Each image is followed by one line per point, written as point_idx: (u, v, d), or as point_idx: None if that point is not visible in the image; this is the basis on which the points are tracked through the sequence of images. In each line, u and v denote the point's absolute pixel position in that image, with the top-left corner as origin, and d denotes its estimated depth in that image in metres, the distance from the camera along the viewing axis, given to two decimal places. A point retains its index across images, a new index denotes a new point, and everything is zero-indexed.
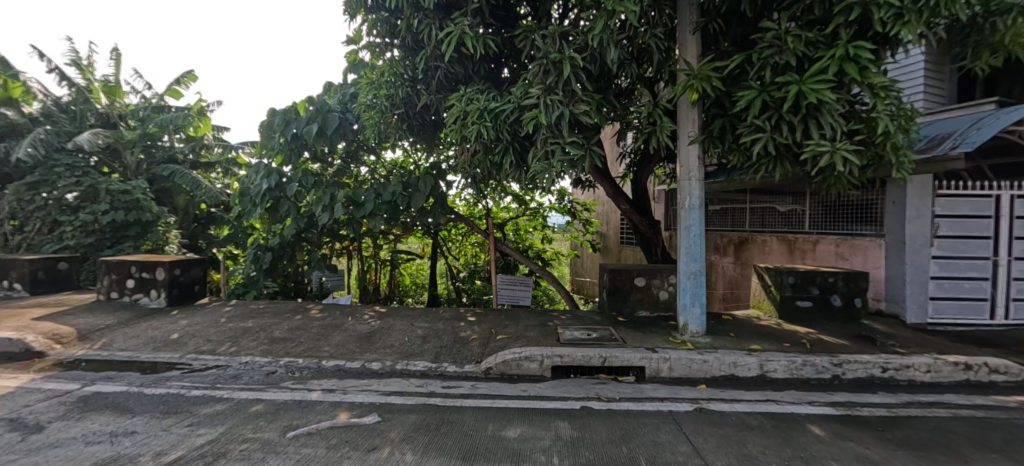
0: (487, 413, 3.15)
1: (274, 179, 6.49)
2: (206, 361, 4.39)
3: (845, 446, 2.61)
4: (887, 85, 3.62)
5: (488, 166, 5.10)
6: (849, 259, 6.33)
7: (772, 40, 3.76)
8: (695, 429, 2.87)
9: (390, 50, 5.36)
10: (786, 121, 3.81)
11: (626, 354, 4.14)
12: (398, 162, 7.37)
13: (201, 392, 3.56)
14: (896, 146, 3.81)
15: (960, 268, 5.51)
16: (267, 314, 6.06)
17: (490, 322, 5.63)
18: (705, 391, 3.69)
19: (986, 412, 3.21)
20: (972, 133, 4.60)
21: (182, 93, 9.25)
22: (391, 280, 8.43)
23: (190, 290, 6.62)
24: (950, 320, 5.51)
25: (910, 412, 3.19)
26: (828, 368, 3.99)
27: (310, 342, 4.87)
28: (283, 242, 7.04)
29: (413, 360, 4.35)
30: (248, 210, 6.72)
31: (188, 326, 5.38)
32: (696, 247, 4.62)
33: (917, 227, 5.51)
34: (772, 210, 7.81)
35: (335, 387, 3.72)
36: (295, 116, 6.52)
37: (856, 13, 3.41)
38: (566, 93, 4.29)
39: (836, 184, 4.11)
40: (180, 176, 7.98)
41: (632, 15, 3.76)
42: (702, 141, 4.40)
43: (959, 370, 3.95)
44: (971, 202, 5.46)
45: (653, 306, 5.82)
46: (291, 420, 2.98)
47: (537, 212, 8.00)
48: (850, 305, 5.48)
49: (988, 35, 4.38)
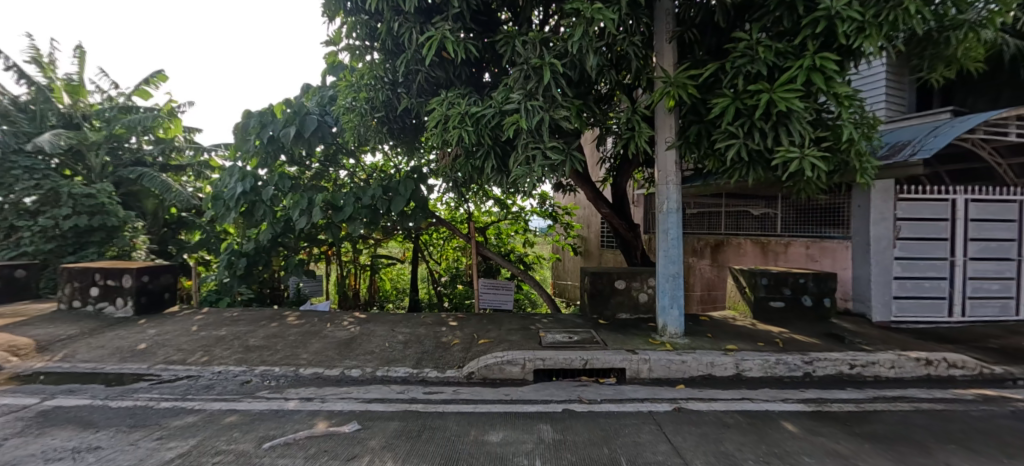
0: (470, 418, 3.14)
1: (248, 183, 6.34)
2: (176, 371, 4.24)
3: (817, 441, 2.70)
4: (851, 95, 3.78)
5: (469, 170, 5.11)
6: (819, 261, 6.57)
7: (744, 49, 3.89)
8: (675, 428, 2.93)
9: (370, 53, 5.35)
10: (759, 128, 3.92)
11: (607, 356, 4.19)
12: (378, 165, 7.32)
13: (172, 403, 3.44)
14: (860, 152, 3.99)
15: (920, 268, 5.79)
16: (241, 322, 5.87)
17: (472, 327, 5.62)
18: (683, 391, 3.77)
19: (945, 405, 3.38)
20: (929, 140, 4.87)
21: (151, 93, 8.90)
22: (370, 286, 8.29)
23: (159, 298, 6.39)
24: (912, 318, 5.77)
25: (876, 407, 3.33)
26: (800, 366, 4.14)
27: (287, 350, 4.76)
28: (259, 247, 6.92)
29: (394, 366, 4.30)
30: (221, 214, 6.56)
31: (157, 336, 5.19)
32: (674, 250, 4.74)
33: (881, 230, 5.76)
34: (746, 214, 8.03)
35: (313, 395, 3.65)
36: (272, 118, 6.41)
37: (822, 26, 3.55)
38: (546, 98, 4.33)
39: (805, 188, 4.25)
40: (149, 179, 7.60)
41: (610, 22, 3.84)
42: (679, 146, 4.52)
43: (920, 366, 4.16)
44: (931, 206, 5.77)
45: (634, 309, 5.90)
46: (267, 430, 2.90)
47: (518, 216, 8.04)
48: (820, 305, 5.66)
49: (943, 49, 4.66)
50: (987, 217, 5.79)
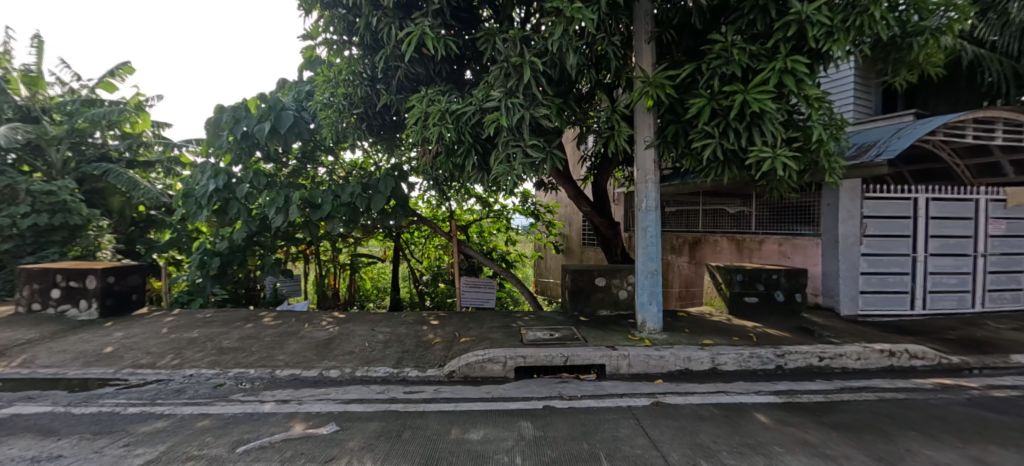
0: (451, 417, 3.13)
1: (222, 180, 6.15)
2: (145, 375, 4.09)
3: (787, 431, 2.80)
4: (819, 97, 3.92)
5: (450, 168, 5.07)
6: (791, 257, 6.79)
7: (720, 51, 3.97)
8: (653, 422, 2.98)
9: (348, 48, 5.27)
10: (733, 129, 4.02)
11: (587, 353, 4.24)
12: (358, 162, 7.22)
13: (140, 409, 3.32)
14: (828, 152, 4.13)
15: (885, 264, 6.04)
16: (215, 323, 5.71)
17: (453, 325, 5.60)
18: (661, 385, 3.84)
19: (907, 394, 3.55)
20: (894, 141, 5.08)
21: (116, 86, 8.54)
22: (350, 285, 8.18)
23: (127, 299, 6.16)
24: (877, 311, 6.03)
25: (843, 397, 3.47)
26: (773, 359, 4.27)
27: (263, 351, 4.65)
28: (234, 246, 6.72)
29: (374, 366, 4.26)
30: (193, 212, 6.35)
31: (124, 339, 4.99)
32: (653, 247, 4.82)
33: (848, 227, 5.99)
34: (722, 212, 8.23)
35: (290, 397, 3.58)
36: (246, 113, 6.21)
37: (793, 30, 3.65)
38: (526, 97, 4.34)
39: (778, 187, 4.37)
40: (115, 176, 7.26)
41: (590, 22, 3.87)
42: (657, 146, 4.60)
43: (884, 357, 4.34)
44: (895, 204, 6.02)
45: (614, 305, 5.98)
46: (241, 434, 2.83)
47: (500, 214, 8.04)
48: (792, 300, 5.85)
49: (906, 55, 4.83)
50: (946, 215, 6.09)
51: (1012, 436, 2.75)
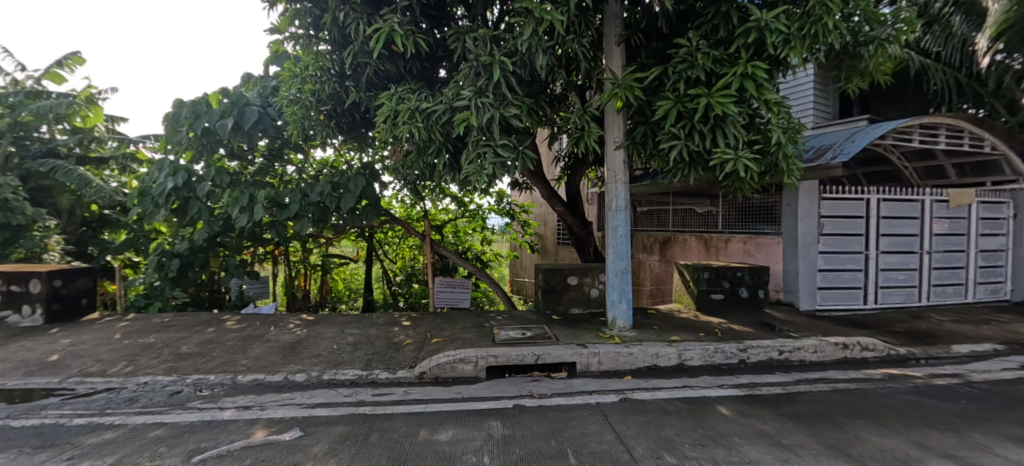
0: (420, 418, 3.09)
1: (181, 178, 5.87)
2: (94, 384, 3.86)
3: (747, 423, 2.91)
4: (778, 101, 4.08)
5: (422, 167, 5.00)
6: (754, 255, 7.05)
7: (685, 55, 4.09)
8: (620, 418, 3.04)
9: (316, 43, 5.15)
10: (698, 131, 4.14)
11: (558, 351, 4.27)
12: (329, 161, 7.06)
13: (87, 419, 3.14)
14: (787, 154, 4.31)
15: (841, 261, 6.35)
16: (173, 328, 5.45)
17: (426, 326, 5.54)
18: (629, 381, 3.92)
19: (858, 384, 3.74)
20: (848, 145, 5.34)
21: (65, 77, 8.02)
22: (322, 286, 7.98)
23: (76, 304, 5.81)
24: (833, 306, 6.33)
25: (800, 389, 3.63)
26: (736, 354, 4.42)
27: (224, 356, 4.47)
28: (194, 248, 6.44)
29: (342, 369, 4.16)
30: (149, 212, 6.03)
31: (72, 346, 4.70)
32: (622, 246, 4.90)
33: (807, 226, 6.26)
34: (691, 212, 8.46)
35: (252, 403, 3.45)
36: (207, 108, 5.95)
37: (753, 37, 3.79)
38: (496, 96, 4.34)
39: (741, 187, 4.53)
40: (63, 173, 6.79)
41: (559, 23, 3.89)
42: (627, 147, 4.68)
43: (838, 349, 4.57)
44: (850, 204, 6.34)
45: (586, 304, 6.05)
46: (198, 443, 2.72)
47: (476, 213, 8.02)
48: (755, 296, 6.07)
49: (858, 63, 5.09)
50: (895, 214, 6.46)
51: (949, 420, 2.95)
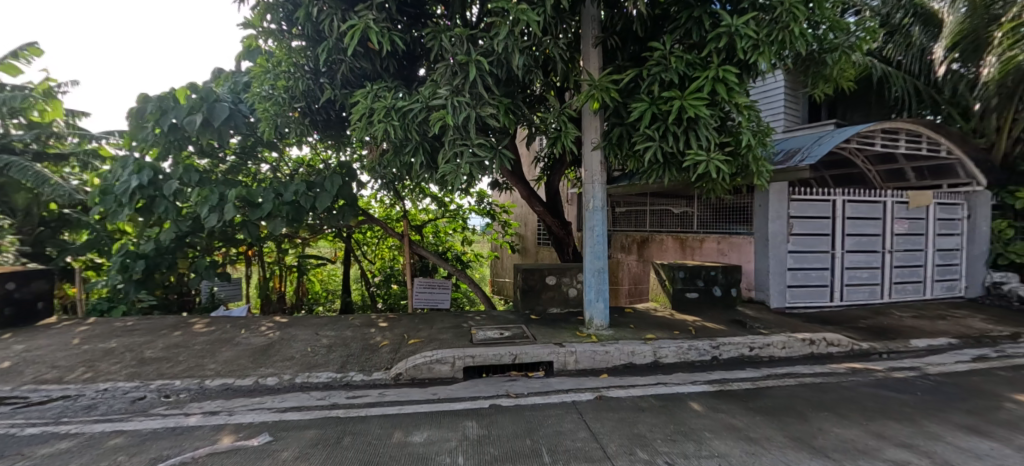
0: (394, 420, 3.06)
1: (146, 176, 5.64)
2: (49, 391, 3.67)
3: (717, 417, 2.98)
4: (748, 105, 4.21)
5: (399, 166, 4.94)
6: (728, 254, 7.23)
7: (659, 59, 4.17)
8: (595, 415, 3.07)
9: (289, 39, 5.03)
10: (672, 132, 4.22)
11: (536, 350, 4.29)
12: (305, 159, 6.91)
13: (40, 429, 2.98)
14: (757, 156, 4.43)
15: (809, 260, 6.58)
16: (137, 332, 5.23)
17: (403, 327, 5.48)
18: (605, 379, 3.96)
19: (822, 378, 3.88)
20: (815, 148, 5.54)
21: (20, 69, 7.61)
22: (297, 288, 7.81)
23: (30, 308, 5.51)
24: (802, 303, 6.55)
25: (768, 383, 3.74)
26: (709, 351, 4.52)
27: (191, 361, 4.32)
28: (161, 248, 6.20)
29: (315, 371, 4.07)
30: (112, 211, 5.77)
31: (25, 352, 4.46)
32: (599, 246, 4.95)
33: (777, 226, 6.45)
34: (668, 213, 8.62)
35: (220, 408, 3.35)
36: (174, 104, 5.73)
37: (724, 41, 3.90)
38: (472, 95, 4.33)
39: (713, 187, 4.64)
40: (17, 169, 6.41)
41: (535, 24, 3.89)
42: (603, 148, 4.73)
43: (806, 345, 4.73)
44: (817, 205, 6.57)
45: (564, 303, 6.10)
46: (160, 450, 2.62)
47: (456, 213, 7.99)
48: (728, 294, 6.23)
49: (824, 69, 5.27)
50: (859, 215, 6.73)
51: (905, 411, 3.09)
